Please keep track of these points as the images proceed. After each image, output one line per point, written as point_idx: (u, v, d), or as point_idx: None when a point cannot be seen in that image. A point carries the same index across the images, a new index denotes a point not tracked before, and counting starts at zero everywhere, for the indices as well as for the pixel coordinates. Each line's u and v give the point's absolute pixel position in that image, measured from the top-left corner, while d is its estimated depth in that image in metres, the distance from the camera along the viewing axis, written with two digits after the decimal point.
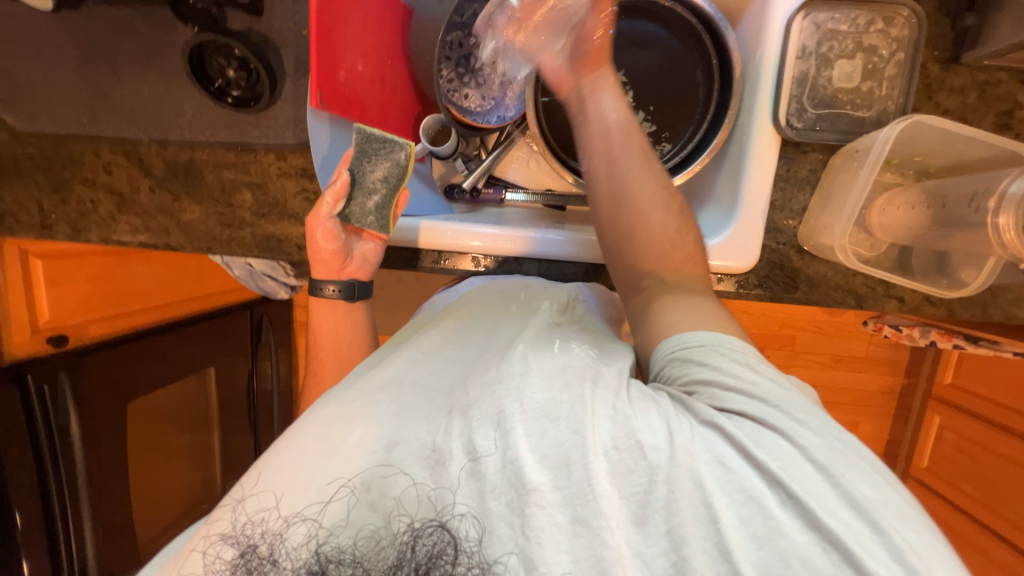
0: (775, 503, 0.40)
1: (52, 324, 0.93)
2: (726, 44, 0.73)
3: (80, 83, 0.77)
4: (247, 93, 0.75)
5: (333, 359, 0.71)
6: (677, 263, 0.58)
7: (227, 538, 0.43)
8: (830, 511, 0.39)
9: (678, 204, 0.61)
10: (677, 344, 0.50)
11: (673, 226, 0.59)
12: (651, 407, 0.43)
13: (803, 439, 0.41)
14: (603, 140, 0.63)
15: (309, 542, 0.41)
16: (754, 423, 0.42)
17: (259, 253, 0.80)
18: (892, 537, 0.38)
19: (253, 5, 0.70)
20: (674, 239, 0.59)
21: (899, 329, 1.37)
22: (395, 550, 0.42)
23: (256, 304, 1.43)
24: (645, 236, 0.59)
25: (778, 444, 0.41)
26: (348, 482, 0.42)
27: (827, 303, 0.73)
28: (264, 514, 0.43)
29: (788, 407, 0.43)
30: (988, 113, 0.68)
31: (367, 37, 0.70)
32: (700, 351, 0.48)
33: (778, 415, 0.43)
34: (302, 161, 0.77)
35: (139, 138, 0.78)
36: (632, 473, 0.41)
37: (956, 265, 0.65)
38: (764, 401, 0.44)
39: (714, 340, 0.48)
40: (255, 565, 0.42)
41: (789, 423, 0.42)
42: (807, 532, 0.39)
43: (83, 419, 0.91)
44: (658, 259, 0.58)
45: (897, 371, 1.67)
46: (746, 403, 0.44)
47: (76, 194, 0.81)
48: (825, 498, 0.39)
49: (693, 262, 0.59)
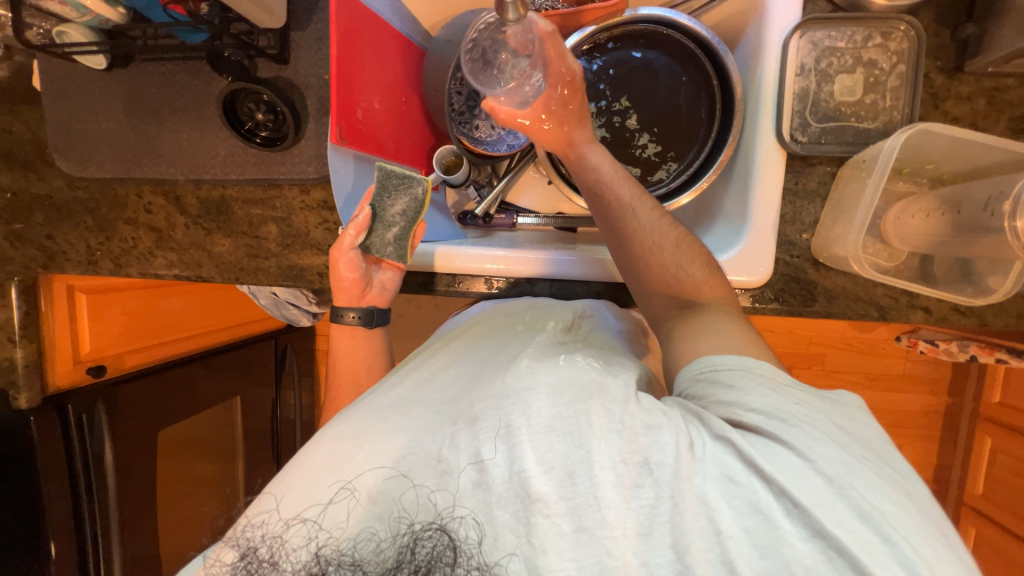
0: (781, 513, 0.38)
1: (92, 356, 0.98)
2: (726, 67, 0.74)
3: (127, 131, 0.84)
4: (273, 134, 0.80)
5: (350, 380, 0.72)
6: (689, 292, 0.59)
7: (229, 540, 0.44)
8: (837, 519, 0.37)
9: (678, 234, 0.62)
10: (705, 366, 0.50)
11: (676, 260, 0.61)
12: (661, 421, 0.42)
13: (816, 454, 0.40)
14: (596, 202, 0.66)
15: (308, 544, 0.42)
16: (770, 440, 0.41)
17: (283, 281, 0.84)
18: (906, 550, 0.36)
19: (281, 55, 0.77)
20: (679, 272, 0.60)
21: (934, 344, 1.30)
22: (396, 551, 0.42)
23: (281, 333, 1.48)
24: (651, 273, 0.62)
25: (787, 457, 0.40)
26: (348, 484, 0.43)
27: (849, 315, 0.71)
28: (265, 517, 0.44)
29: (807, 425, 0.42)
30: (1000, 118, 0.67)
31: (383, 77, 0.75)
32: (726, 374, 0.48)
33: (797, 433, 0.41)
34: (323, 194, 0.82)
35: (176, 179, 0.84)
36: (638, 487, 0.40)
37: (981, 272, 0.63)
38: (780, 418, 0.42)
39: (742, 364, 0.48)
40: (256, 567, 0.42)
41: (807, 440, 0.41)
42: (813, 542, 0.38)
43: (116, 445, 0.96)
44: (674, 287, 0.60)
45: (939, 389, 1.59)
46: (763, 420, 0.43)
47: (119, 232, 0.88)
48: (835, 510, 0.38)
49: (708, 287, 0.59)
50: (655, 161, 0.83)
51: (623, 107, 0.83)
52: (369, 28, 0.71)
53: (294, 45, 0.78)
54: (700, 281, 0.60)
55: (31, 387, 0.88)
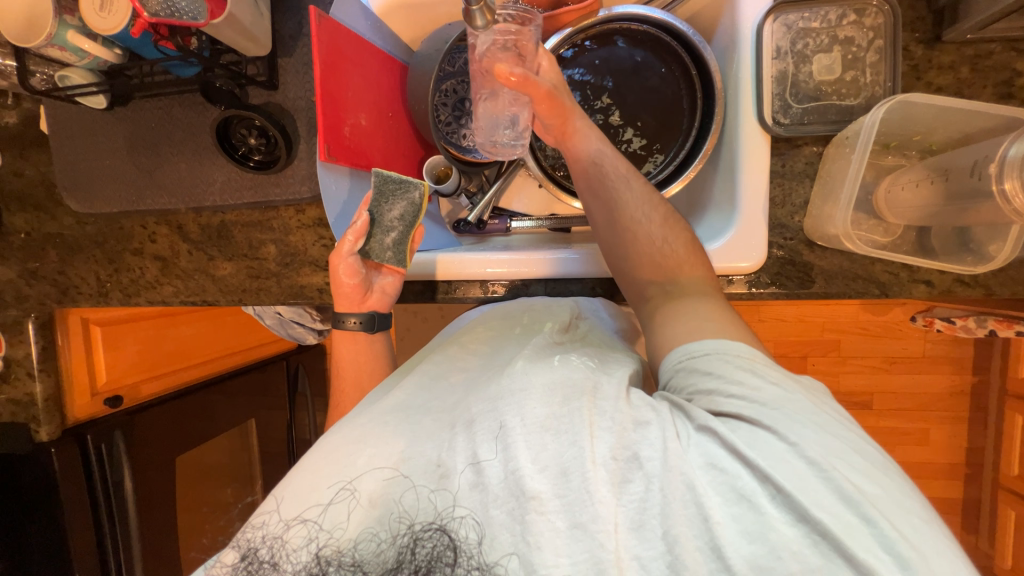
0: (766, 499, 0.37)
1: (109, 386, 1.01)
2: (704, 58, 0.75)
3: (129, 166, 0.87)
4: (267, 156, 0.83)
5: (353, 385, 0.73)
6: (671, 268, 0.57)
7: (232, 541, 0.45)
8: (820, 503, 0.36)
9: (663, 211, 0.61)
10: (683, 355, 0.48)
11: (660, 235, 0.59)
12: (648, 417, 0.42)
13: (798, 437, 0.39)
14: (584, 179, 0.65)
15: (309, 545, 0.42)
16: (751, 425, 0.41)
17: (284, 300, 0.86)
18: (886, 530, 0.35)
19: (270, 81, 0.79)
20: (664, 246, 0.59)
21: (951, 321, 1.27)
22: (396, 551, 0.42)
23: (292, 354, 1.50)
24: (635, 247, 0.59)
25: (770, 443, 0.39)
26: (349, 484, 0.43)
27: (848, 294, 0.70)
28: (265, 518, 0.45)
29: (789, 408, 0.41)
30: (986, 85, 0.67)
31: (368, 94, 0.77)
32: (703, 360, 0.47)
33: (779, 416, 0.41)
34: (319, 212, 0.84)
35: (178, 208, 0.87)
36: (628, 481, 0.40)
37: (980, 240, 0.62)
38: (761, 402, 0.42)
39: (719, 347, 0.47)
40: (257, 566, 0.43)
41: (789, 423, 0.40)
42: (798, 527, 0.37)
43: (134, 473, 0.97)
44: (655, 267, 0.58)
45: (962, 368, 1.54)
46: (741, 405, 0.42)
47: (127, 263, 0.91)
48: (819, 494, 0.37)
49: (689, 265, 0.58)
50: (642, 155, 0.84)
51: (605, 105, 0.83)
52: (351, 48, 0.74)
53: (282, 71, 0.81)
54: (684, 260, 0.58)
55: (52, 420, 0.91)
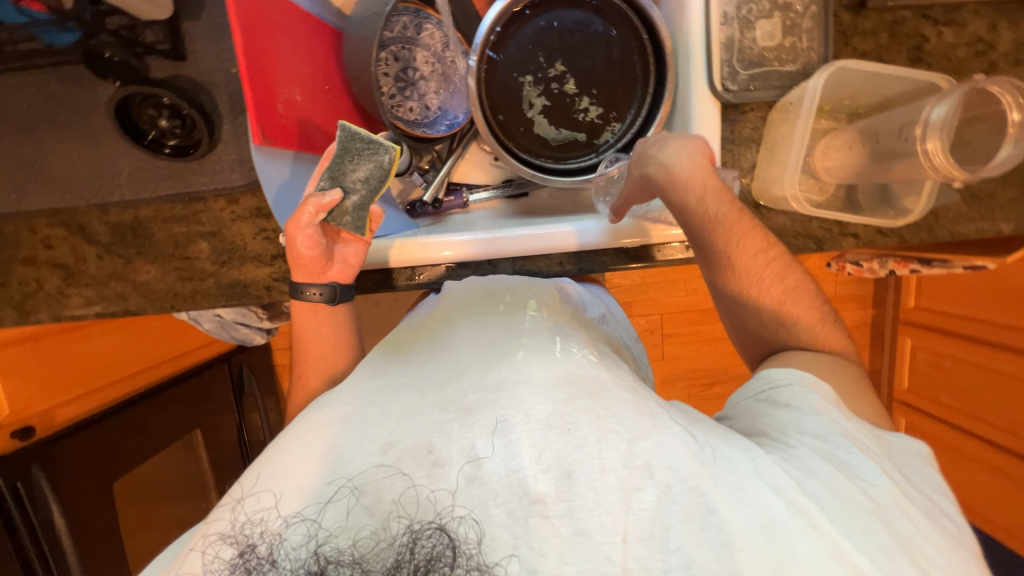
0: (798, 531, 0.40)
1: (14, 417, 0.85)
2: (653, 21, 0.75)
3: (4, 158, 0.73)
4: (185, 141, 0.72)
5: (316, 354, 0.66)
6: (769, 314, 0.62)
7: (227, 537, 0.41)
8: (851, 538, 0.40)
9: (779, 259, 0.62)
10: (766, 385, 0.56)
11: (771, 281, 0.62)
12: (670, 425, 0.45)
13: (846, 473, 0.44)
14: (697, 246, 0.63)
15: (308, 542, 0.39)
16: (806, 456, 0.46)
17: (226, 302, 0.77)
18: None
19: (175, 51, 0.69)
20: (760, 295, 0.62)
21: (859, 264, 1.45)
22: (395, 552, 0.38)
23: (233, 355, 1.38)
24: (742, 304, 0.63)
25: (819, 469, 0.44)
26: (349, 482, 0.42)
27: (792, 251, 0.76)
28: (264, 513, 0.42)
29: (850, 453, 0.46)
30: (900, 50, 0.73)
31: (300, 65, 0.69)
32: (784, 392, 0.53)
33: (837, 452, 0.46)
34: (255, 202, 0.75)
35: (76, 206, 0.74)
36: (640, 490, 0.41)
37: (897, 195, 0.70)
38: (826, 438, 0.47)
39: (802, 378, 0.54)
40: (254, 565, 0.40)
41: (856, 466, 0.45)
42: (832, 561, 0.39)
43: (66, 508, 0.87)
44: (752, 310, 0.63)
45: (866, 304, 1.77)
46: (810, 440, 0.47)
47: (17, 274, 0.76)
48: (851, 527, 0.41)
49: (788, 300, 0.62)
50: (599, 124, 0.83)
51: (558, 73, 0.80)
52: (274, 11, 0.64)
53: (189, 38, 0.70)
54: (766, 279, 0.61)
55: None
